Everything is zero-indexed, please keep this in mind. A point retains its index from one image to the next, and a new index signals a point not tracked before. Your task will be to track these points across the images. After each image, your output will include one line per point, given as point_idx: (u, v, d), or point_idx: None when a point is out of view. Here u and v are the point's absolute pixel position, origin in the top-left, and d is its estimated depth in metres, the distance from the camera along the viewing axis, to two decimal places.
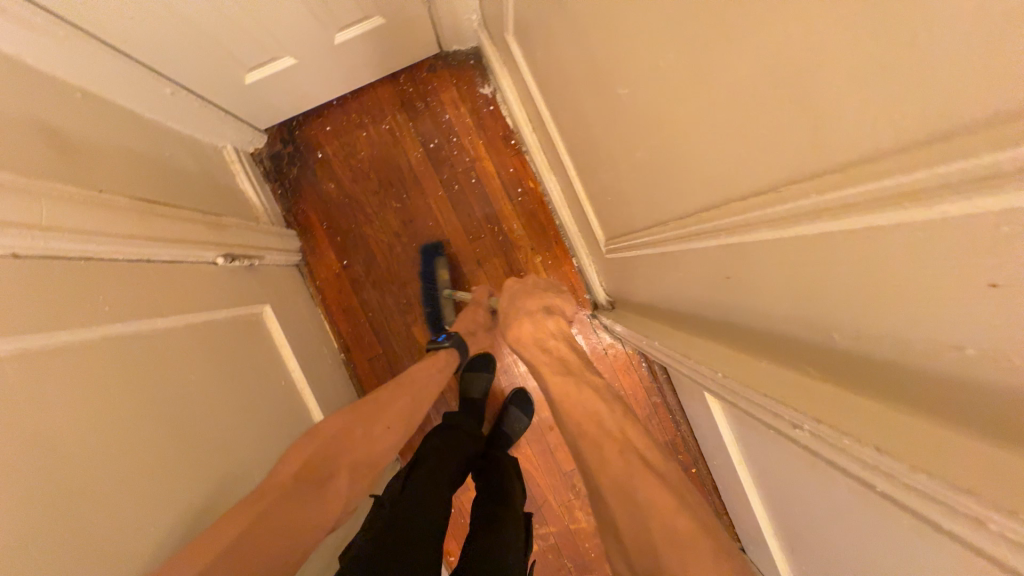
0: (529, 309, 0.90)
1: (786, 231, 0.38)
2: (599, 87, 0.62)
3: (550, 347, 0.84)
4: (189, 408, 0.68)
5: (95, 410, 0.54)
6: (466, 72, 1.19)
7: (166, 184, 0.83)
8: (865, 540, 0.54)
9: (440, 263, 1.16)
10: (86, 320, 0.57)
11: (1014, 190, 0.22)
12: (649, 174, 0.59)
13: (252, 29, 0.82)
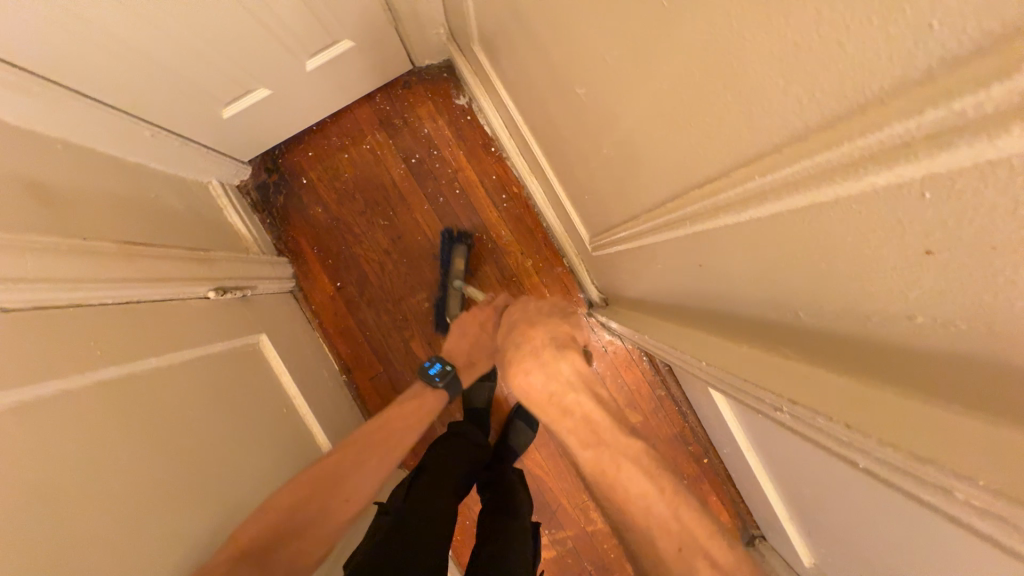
0: (534, 349, 0.72)
1: (740, 215, 0.37)
2: (557, 87, 0.61)
3: (569, 405, 0.68)
4: (189, 442, 0.69)
5: (97, 452, 0.55)
6: (440, 85, 1.20)
7: (153, 225, 0.85)
8: (886, 530, 0.52)
9: (459, 253, 1.15)
10: (84, 365, 0.59)
11: (947, 155, 0.21)
12: (613, 171, 0.58)
13: (225, 65, 0.84)
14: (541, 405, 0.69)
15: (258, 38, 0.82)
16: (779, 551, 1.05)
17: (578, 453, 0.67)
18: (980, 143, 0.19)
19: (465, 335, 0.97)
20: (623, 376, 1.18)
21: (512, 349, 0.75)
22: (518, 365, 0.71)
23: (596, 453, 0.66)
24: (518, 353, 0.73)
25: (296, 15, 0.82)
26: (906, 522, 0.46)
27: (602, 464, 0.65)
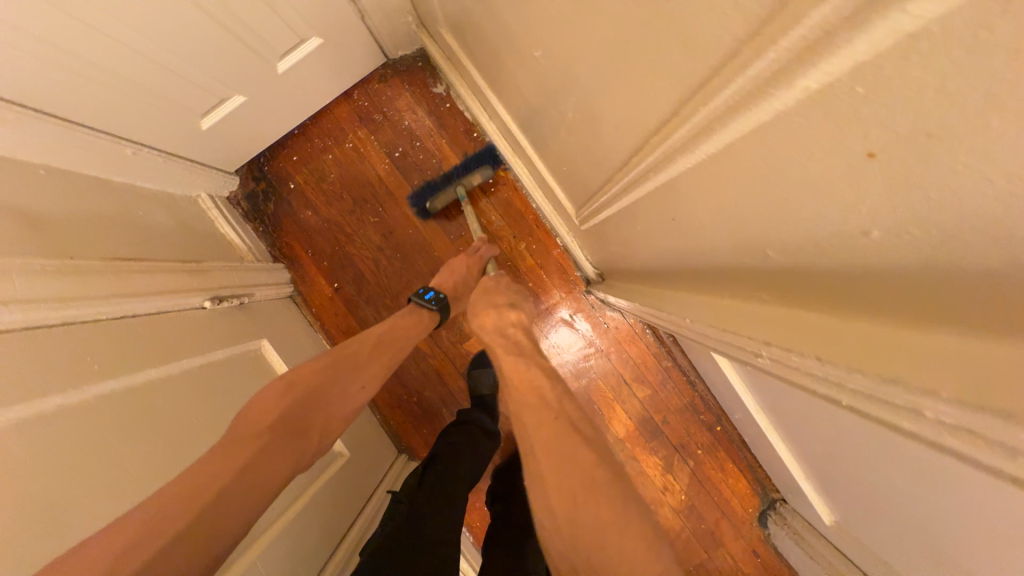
0: (495, 299, 0.81)
1: (699, 149, 0.36)
2: (517, 55, 0.60)
3: (509, 334, 0.74)
4: (195, 448, 0.70)
5: (103, 464, 0.57)
6: (416, 75, 1.18)
7: (142, 241, 0.85)
8: (903, 478, 0.50)
9: (480, 172, 1.12)
10: (84, 381, 0.60)
11: (872, 45, 0.19)
12: (581, 134, 0.56)
13: (196, 76, 0.83)
14: (488, 336, 0.76)
15: (225, 45, 0.81)
16: (801, 513, 1.03)
17: (502, 358, 0.67)
18: (896, 20, 0.18)
19: (452, 271, 0.96)
20: (628, 351, 1.17)
21: (475, 298, 0.83)
22: (480, 308, 0.80)
23: (516, 360, 0.66)
24: (483, 301, 0.81)
25: (261, 17, 0.81)
26: (921, 468, 0.44)
27: (522, 368, 0.63)
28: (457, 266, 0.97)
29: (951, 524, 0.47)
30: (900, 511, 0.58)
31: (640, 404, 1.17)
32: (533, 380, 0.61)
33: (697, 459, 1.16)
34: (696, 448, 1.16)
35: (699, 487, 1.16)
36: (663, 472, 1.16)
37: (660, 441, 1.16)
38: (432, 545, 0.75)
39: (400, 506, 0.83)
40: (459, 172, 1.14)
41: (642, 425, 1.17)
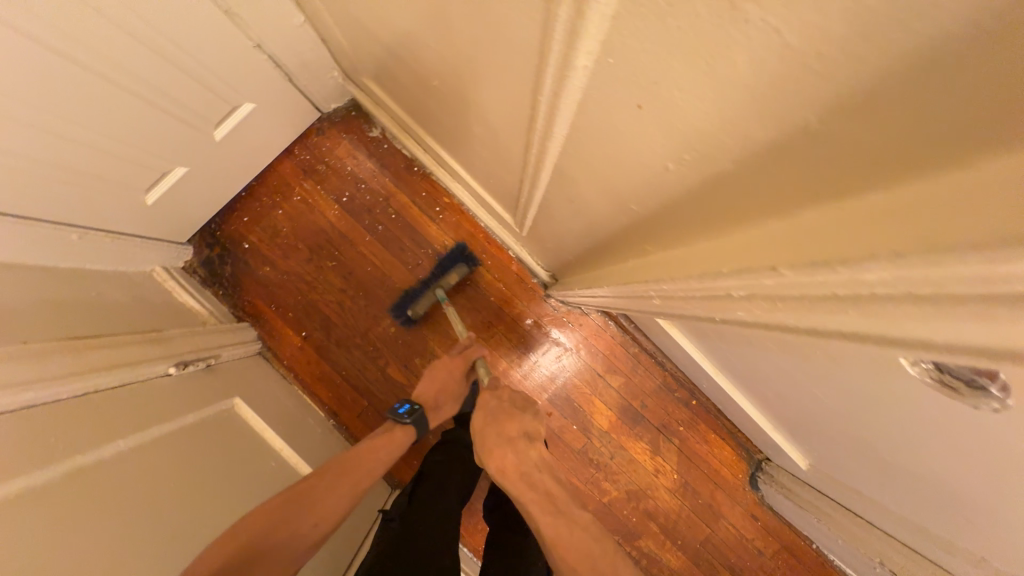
0: (509, 431, 0.71)
1: (581, 96, 0.43)
2: (433, 77, 0.67)
3: (537, 480, 0.67)
4: (177, 508, 0.70)
5: (79, 536, 0.56)
6: (352, 123, 1.26)
7: (98, 319, 0.86)
8: (828, 390, 0.56)
9: (457, 271, 1.17)
10: (49, 460, 0.60)
11: None
12: (500, 133, 0.64)
13: (134, 155, 0.87)
14: (513, 484, 0.67)
15: (160, 121, 0.86)
16: (783, 467, 1.07)
17: (538, 519, 0.63)
18: None
19: (434, 377, 0.98)
20: (596, 345, 1.22)
21: (484, 432, 0.71)
22: (495, 446, 0.69)
23: (552, 516, 0.63)
24: (493, 436, 0.70)
25: (192, 93, 0.87)
26: (834, 372, 0.51)
27: (559, 526, 0.62)
28: (438, 372, 0.99)
29: (877, 420, 0.52)
30: (844, 429, 0.64)
31: (617, 393, 1.21)
32: (545, 504, 0.64)
33: (681, 435, 1.20)
34: (678, 426, 1.20)
35: (689, 463, 1.20)
36: (651, 455, 1.20)
37: (642, 425, 1.20)
38: (425, 556, 0.77)
39: (391, 524, 0.86)
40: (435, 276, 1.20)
41: (623, 413, 1.21)
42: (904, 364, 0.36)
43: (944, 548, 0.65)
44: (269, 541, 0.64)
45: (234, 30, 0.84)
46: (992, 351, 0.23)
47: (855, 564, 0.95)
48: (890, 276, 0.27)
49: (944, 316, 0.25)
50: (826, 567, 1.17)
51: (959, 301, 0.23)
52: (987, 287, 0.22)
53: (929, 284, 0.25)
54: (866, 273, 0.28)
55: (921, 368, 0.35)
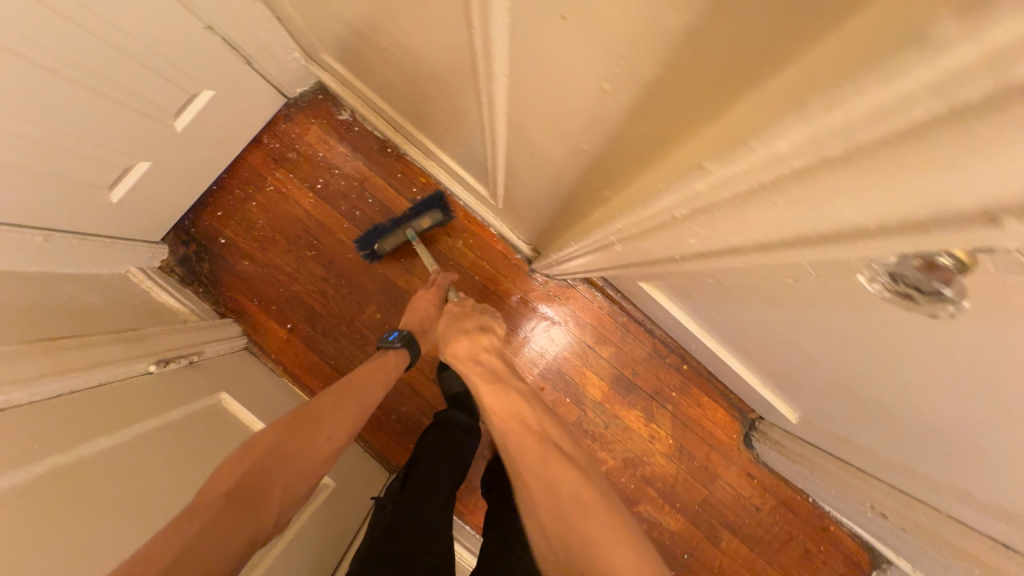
0: (466, 325, 0.83)
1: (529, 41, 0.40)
2: (390, 41, 0.64)
3: (484, 359, 0.77)
4: (165, 503, 0.69)
5: (59, 536, 0.56)
6: (320, 107, 1.22)
7: (74, 320, 0.84)
8: (807, 335, 0.56)
9: (432, 216, 1.15)
10: (27, 460, 0.59)
11: None
12: (462, 95, 0.61)
13: (92, 150, 0.84)
14: (463, 363, 0.78)
15: (115, 114, 0.82)
16: (775, 423, 1.08)
17: (479, 384, 0.73)
18: None
19: (413, 309, 0.99)
20: (583, 317, 1.21)
21: (446, 328, 0.85)
22: (451, 336, 0.81)
23: (492, 385, 0.73)
24: (452, 331, 0.83)
25: (146, 82, 0.83)
26: (811, 315, 0.50)
27: (497, 393, 0.71)
28: (415, 304, 1.00)
29: (855, 361, 0.52)
30: (827, 377, 0.63)
31: (608, 363, 1.21)
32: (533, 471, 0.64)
33: (674, 400, 1.20)
34: (670, 391, 1.20)
35: (683, 428, 1.20)
36: (646, 422, 1.20)
37: (634, 393, 1.20)
38: (416, 546, 0.78)
39: (385, 511, 0.87)
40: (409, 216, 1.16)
41: (616, 383, 1.21)
42: (865, 282, 0.30)
43: (931, 488, 0.65)
44: (289, 452, 0.69)
45: (184, 12, 0.81)
46: (936, 203, 0.19)
47: (846, 511, 0.96)
48: (804, 140, 0.22)
49: (881, 174, 0.20)
50: (822, 518, 1.19)
51: (884, 153, 0.19)
52: (891, 123, 0.18)
53: (849, 139, 0.20)
54: (779, 142, 0.23)
55: (878, 284, 0.30)
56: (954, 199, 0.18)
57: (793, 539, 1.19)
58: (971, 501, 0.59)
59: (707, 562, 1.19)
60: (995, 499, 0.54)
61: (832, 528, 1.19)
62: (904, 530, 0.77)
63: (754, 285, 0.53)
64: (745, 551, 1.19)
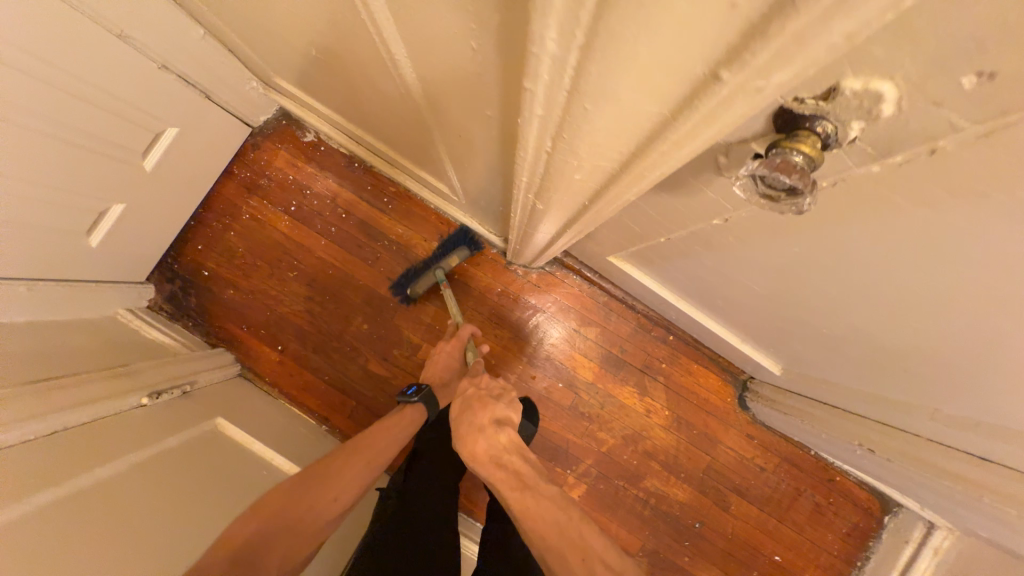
0: (480, 419, 0.71)
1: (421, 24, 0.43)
2: (325, 51, 0.67)
3: (508, 462, 0.67)
4: (166, 519, 0.72)
5: (60, 558, 0.58)
6: (285, 132, 1.26)
7: (64, 361, 0.86)
8: (758, 276, 0.58)
9: (459, 254, 1.18)
10: (27, 493, 0.61)
11: None
12: (394, 92, 0.64)
13: (65, 197, 0.87)
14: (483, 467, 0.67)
15: (83, 160, 0.85)
16: (765, 380, 1.09)
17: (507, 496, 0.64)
18: None
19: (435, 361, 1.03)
20: (566, 301, 1.23)
21: (459, 423, 0.72)
22: (466, 432, 0.70)
23: (524, 496, 0.64)
24: (466, 425, 0.71)
25: (110, 126, 0.86)
26: (755, 256, 0.53)
27: (532, 504, 0.63)
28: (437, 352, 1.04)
29: (803, 292, 0.54)
30: (786, 315, 0.65)
31: (596, 344, 1.22)
32: None
33: (666, 372, 1.22)
34: (660, 363, 1.22)
35: (678, 397, 1.22)
36: (640, 397, 1.22)
37: (626, 370, 1.22)
38: (416, 539, 0.79)
39: (389, 503, 0.88)
40: (437, 256, 1.20)
41: (605, 362, 1.22)
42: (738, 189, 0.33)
43: (904, 411, 0.67)
44: (291, 515, 0.68)
45: (136, 54, 0.84)
46: (679, 74, 0.23)
47: (840, 455, 0.97)
48: (560, 34, 0.23)
49: (623, 48, 0.22)
50: (828, 470, 1.20)
51: (598, 41, 0.22)
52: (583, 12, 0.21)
53: (586, 19, 0.21)
54: (546, 43, 0.24)
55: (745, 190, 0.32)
56: (691, 58, 0.22)
57: (801, 494, 1.20)
58: (940, 415, 0.61)
59: (720, 529, 1.19)
60: (963, 409, 0.56)
61: (839, 478, 1.20)
62: (892, 464, 0.78)
63: (696, 232, 0.55)
64: (756, 512, 1.20)
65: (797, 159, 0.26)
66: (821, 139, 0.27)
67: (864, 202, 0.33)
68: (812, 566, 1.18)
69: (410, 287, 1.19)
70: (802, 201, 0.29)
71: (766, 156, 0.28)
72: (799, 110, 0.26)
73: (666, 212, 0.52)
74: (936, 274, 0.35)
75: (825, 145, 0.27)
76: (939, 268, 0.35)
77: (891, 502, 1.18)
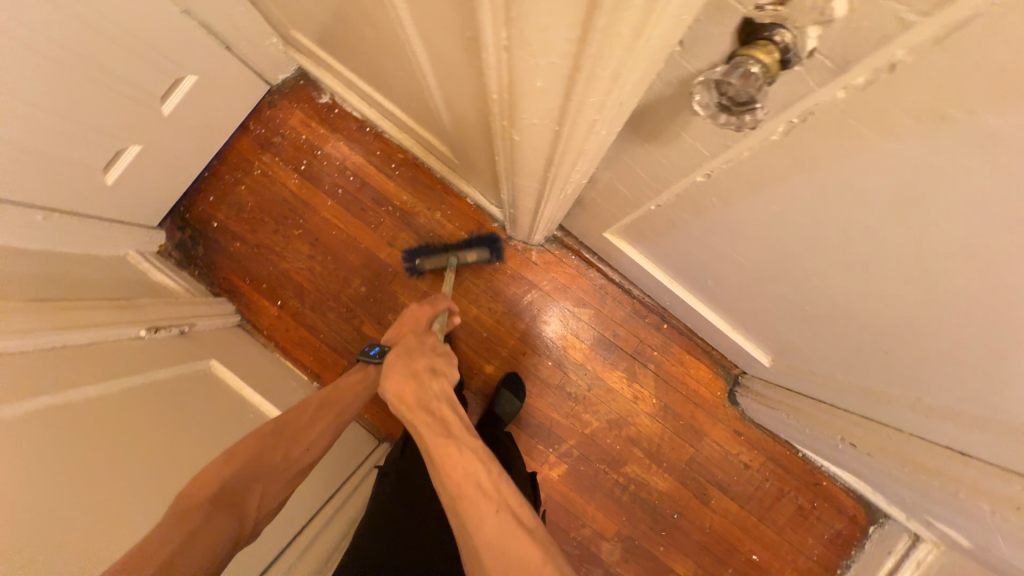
0: (415, 365, 0.70)
1: None
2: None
3: (433, 404, 0.65)
4: (162, 433, 0.77)
5: (64, 453, 0.63)
6: (302, 93, 1.29)
7: (73, 289, 0.91)
8: (747, 246, 0.57)
9: (477, 254, 1.18)
10: (38, 393, 0.66)
11: None
12: (391, 46, 0.66)
13: (85, 133, 0.89)
14: (407, 409, 0.65)
15: (104, 96, 0.87)
16: (756, 376, 1.07)
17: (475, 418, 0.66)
18: None
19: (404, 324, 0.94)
20: (561, 280, 1.23)
21: (391, 365, 0.71)
22: (396, 374, 0.69)
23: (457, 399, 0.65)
24: (399, 367, 0.70)
25: (133, 68, 0.89)
26: (741, 217, 0.52)
27: None
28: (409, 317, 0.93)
29: (784, 259, 0.54)
30: (770, 293, 0.65)
31: (589, 326, 1.22)
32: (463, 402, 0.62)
33: (657, 360, 1.21)
34: (653, 351, 1.21)
35: (668, 386, 1.21)
36: (629, 383, 1.21)
37: (617, 354, 1.21)
38: (418, 527, 0.80)
39: (387, 481, 0.87)
40: (458, 246, 1.20)
41: (597, 345, 1.22)
42: (698, 106, 0.34)
43: (887, 402, 0.66)
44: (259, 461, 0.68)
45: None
46: None
47: (823, 452, 0.94)
48: None
49: None
50: (815, 473, 1.18)
51: None
52: None
53: None
54: None
55: (712, 101, 0.33)
56: None
57: (784, 495, 1.18)
58: (921, 405, 0.61)
59: (698, 521, 1.18)
60: (942, 396, 0.56)
61: (825, 483, 1.17)
62: (873, 461, 0.76)
63: (682, 193, 0.55)
64: (737, 509, 1.18)
65: (755, 69, 0.29)
66: (781, 50, 0.29)
67: (839, 139, 0.34)
68: (789, 569, 1.17)
69: (420, 258, 1.20)
70: (756, 110, 0.32)
71: (726, 66, 0.30)
72: (760, 19, 0.28)
73: (653, 164, 0.52)
74: (920, 224, 0.35)
75: (786, 57, 0.29)
76: (922, 215, 0.34)
77: (877, 512, 1.15)
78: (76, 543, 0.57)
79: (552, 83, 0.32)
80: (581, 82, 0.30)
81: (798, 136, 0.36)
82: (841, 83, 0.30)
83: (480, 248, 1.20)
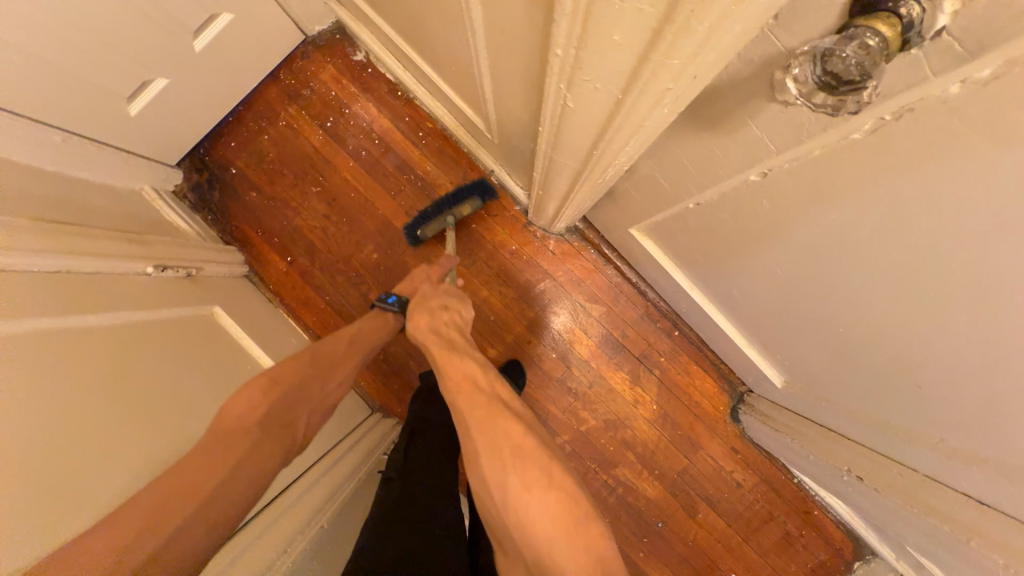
0: (431, 303, 0.77)
1: None
2: None
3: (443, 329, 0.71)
4: (161, 372, 0.76)
5: (62, 377, 0.61)
6: (337, 47, 1.25)
7: (84, 216, 0.89)
8: (789, 257, 0.54)
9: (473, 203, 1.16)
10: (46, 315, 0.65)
11: None
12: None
13: (114, 58, 0.87)
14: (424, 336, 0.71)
15: (137, 22, 0.84)
16: (764, 396, 1.05)
17: None
18: None
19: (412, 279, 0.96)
20: (576, 273, 1.20)
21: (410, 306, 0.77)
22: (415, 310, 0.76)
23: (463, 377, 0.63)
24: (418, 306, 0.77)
25: None
26: (791, 224, 0.49)
27: None
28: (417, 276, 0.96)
29: (829, 277, 0.50)
30: (800, 310, 0.62)
31: (598, 323, 1.19)
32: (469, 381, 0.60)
33: (662, 366, 1.19)
34: (660, 357, 1.19)
35: (670, 394, 1.19)
36: (631, 385, 1.19)
37: (622, 355, 1.19)
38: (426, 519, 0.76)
39: (391, 484, 0.84)
40: (448, 202, 1.17)
41: (603, 343, 1.19)
42: (791, 82, 0.32)
43: (906, 439, 0.63)
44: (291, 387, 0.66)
45: None
46: None
47: (822, 481, 0.92)
48: None
49: None
50: (807, 501, 1.16)
51: None
52: None
53: None
54: None
55: (809, 77, 0.31)
56: None
57: (772, 518, 1.16)
58: (943, 447, 0.58)
59: (683, 534, 1.17)
60: (969, 441, 0.53)
61: (816, 512, 1.15)
62: (879, 497, 0.73)
63: (730, 192, 0.52)
64: (724, 526, 1.16)
65: (872, 42, 0.26)
66: (905, 25, 0.26)
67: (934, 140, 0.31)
68: None
69: (421, 230, 1.17)
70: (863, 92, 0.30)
71: (837, 36, 0.28)
72: None
73: (706, 156, 0.49)
74: (998, 252, 0.32)
75: (907, 34, 0.27)
76: (1006, 241, 0.31)
77: (865, 548, 1.13)
78: (74, 469, 0.56)
79: (632, 35, 0.29)
80: (671, 35, 0.27)
81: (886, 134, 0.34)
82: (961, 74, 0.27)
83: (473, 195, 1.17)
